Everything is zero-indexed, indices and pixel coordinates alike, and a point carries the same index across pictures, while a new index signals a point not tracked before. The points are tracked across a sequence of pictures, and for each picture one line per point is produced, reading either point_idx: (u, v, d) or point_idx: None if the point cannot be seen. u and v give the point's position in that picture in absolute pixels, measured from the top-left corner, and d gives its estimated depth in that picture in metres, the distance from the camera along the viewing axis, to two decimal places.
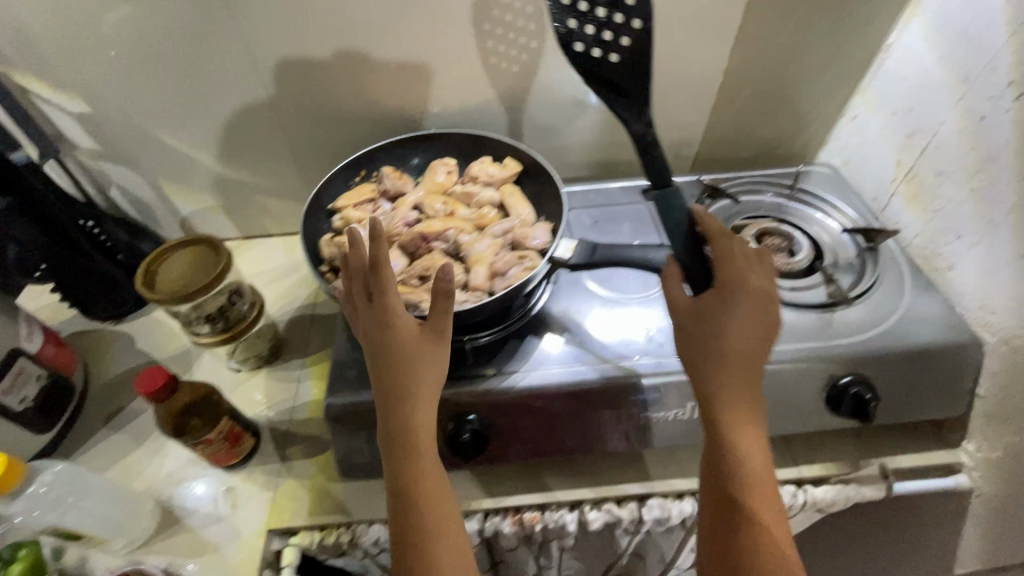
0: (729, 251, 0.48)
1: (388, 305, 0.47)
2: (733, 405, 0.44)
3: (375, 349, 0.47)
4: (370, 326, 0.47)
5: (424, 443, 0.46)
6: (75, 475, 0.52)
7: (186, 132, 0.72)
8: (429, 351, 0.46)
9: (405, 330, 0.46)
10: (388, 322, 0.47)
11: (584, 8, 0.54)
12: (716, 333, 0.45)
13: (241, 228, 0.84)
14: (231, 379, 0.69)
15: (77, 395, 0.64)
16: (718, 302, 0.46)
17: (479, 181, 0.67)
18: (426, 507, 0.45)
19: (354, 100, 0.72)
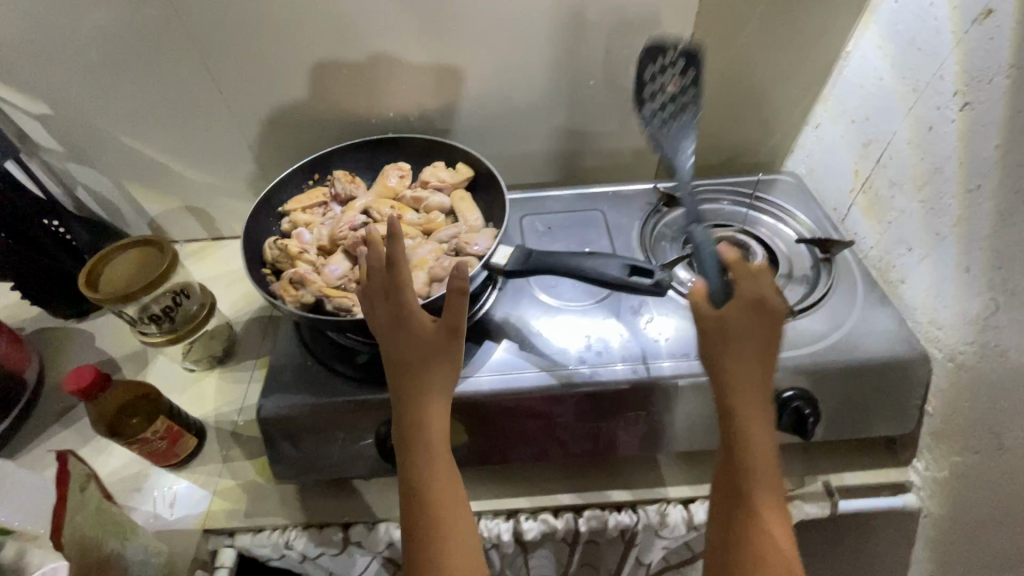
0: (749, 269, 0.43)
1: (406, 302, 0.45)
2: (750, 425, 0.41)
3: (391, 346, 0.45)
4: (386, 322, 0.45)
5: (435, 444, 0.45)
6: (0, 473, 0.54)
7: (148, 134, 0.73)
8: (448, 350, 0.45)
9: (422, 329, 0.45)
10: (406, 319, 0.45)
11: (665, 72, 0.64)
12: (744, 355, 0.41)
13: (208, 229, 0.85)
14: (182, 378, 0.69)
15: (26, 392, 0.65)
16: (752, 325, 0.42)
17: (430, 185, 0.67)
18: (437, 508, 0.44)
19: (311, 104, 0.72)
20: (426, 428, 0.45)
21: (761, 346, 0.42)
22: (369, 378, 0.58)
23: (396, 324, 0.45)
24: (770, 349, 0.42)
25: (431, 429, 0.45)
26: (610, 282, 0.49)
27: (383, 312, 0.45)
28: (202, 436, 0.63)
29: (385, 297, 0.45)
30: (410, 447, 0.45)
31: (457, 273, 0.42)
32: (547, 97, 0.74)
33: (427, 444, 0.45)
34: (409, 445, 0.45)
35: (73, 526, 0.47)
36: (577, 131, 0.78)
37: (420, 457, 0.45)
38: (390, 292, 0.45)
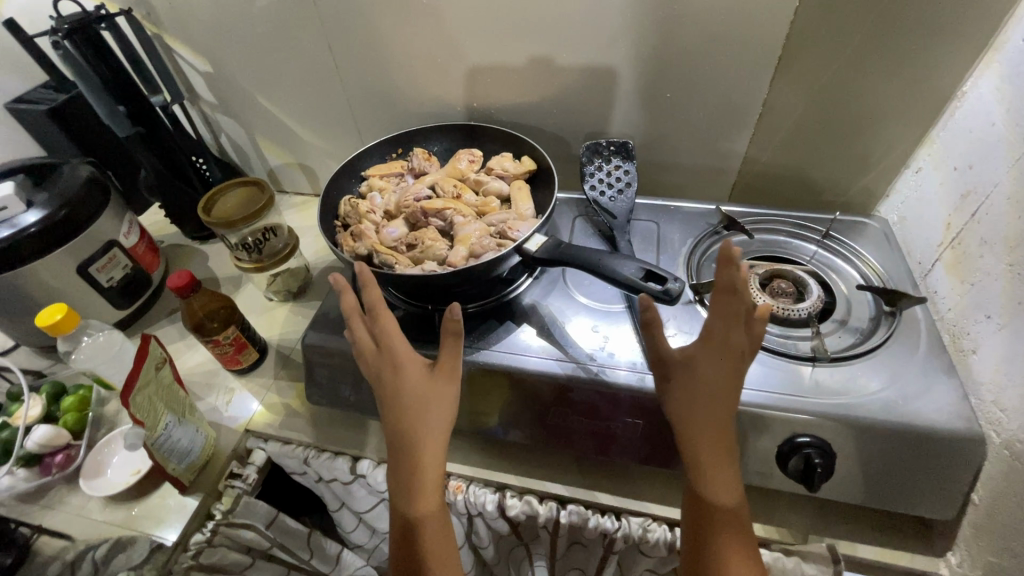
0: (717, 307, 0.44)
1: (399, 352, 0.48)
2: (712, 445, 0.45)
3: (387, 396, 0.48)
4: (381, 374, 0.48)
5: (426, 487, 0.47)
6: (113, 342, 0.69)
7: (278, 98, 0.87)
8: (444, 395, 0.48)
9: (415, 376, 0.48)
10: (399, 368, 0.48)
11: (600, 163, 0.73)
12: (710, 378, 0.46)
13: (313, 185, 0.98)
14: (263, 304, 0.81)
15: (149, 287, 0.81)
16: (711, 355, 0.46)
17: (494, 172, 0.72)
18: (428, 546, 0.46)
19: (408, 89, 0.80)
20: (419, 472, 0.47)
21: (726, 369, 0.45)
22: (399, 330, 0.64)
23: (392, 375, 0.48)
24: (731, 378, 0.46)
25: (426, 475, 0.47)
26: (622, 283, 0.51)
27: (374, 363, 0.49)
28: (263, 353, 0.74)
29: (378, 348, 0.49)
30: (406, 493, 0.47)
31: (450, 316, 0.46)
32: (624, 105, 0.75)
33: (419, 491, 0.47)
34: (401, 488, 0.47)
35: (152, 396, 0.57)
36: (650, 142, 0.78)
37: (410, 501, 0.47)
38: (383, 343, 0.49)
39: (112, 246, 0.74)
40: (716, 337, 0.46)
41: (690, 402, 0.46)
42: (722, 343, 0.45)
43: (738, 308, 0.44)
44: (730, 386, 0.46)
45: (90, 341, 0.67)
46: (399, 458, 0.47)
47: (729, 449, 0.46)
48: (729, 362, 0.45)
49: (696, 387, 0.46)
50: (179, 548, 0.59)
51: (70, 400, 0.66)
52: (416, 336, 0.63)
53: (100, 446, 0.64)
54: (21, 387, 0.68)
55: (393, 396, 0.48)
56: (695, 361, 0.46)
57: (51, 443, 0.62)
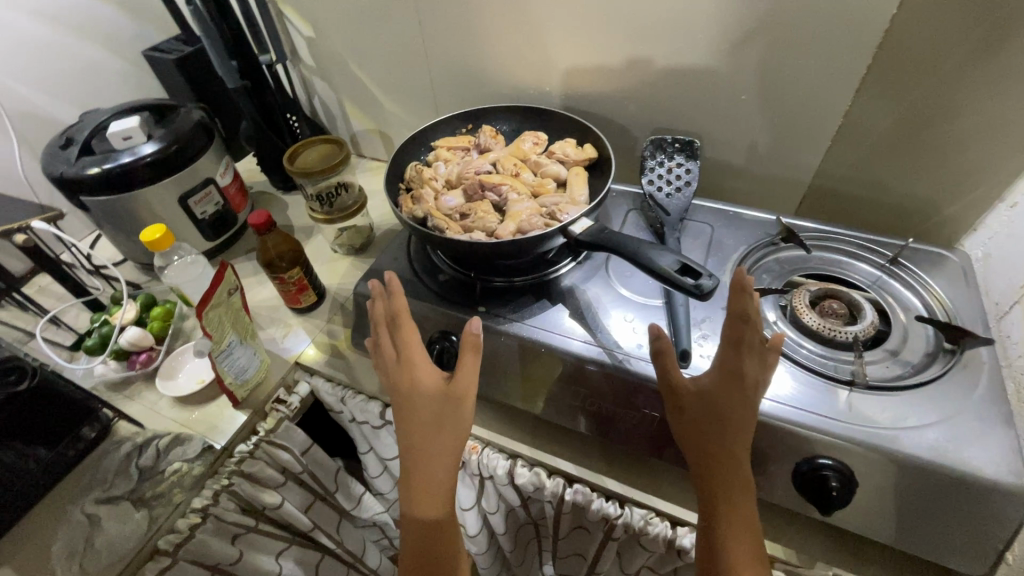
0: (734, 337, 0.47)
1: (416, 361, 0.52)
2: (724, 493, 0.45)
3: (401, 403, 0.50)
4: (399, 383, 0.51)
5: (440, 492, 0.49)
6: (196, 265, 0.77)
7: (368, 67, 0.93)
8: (459, 409, 0.50)
9: (432, 386, 0.51)
10: (415, 378, 0.51)
11: (662, 159, 0.73)
12: (719, 422, 0.46)
13: (388, 152, 1.05)
14: (328, 254, 0.88)
15: (236, 225, 0.91)
16: (727, 391, 0.46)
17: (555, 156, 0.73)
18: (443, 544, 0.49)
19: (486, 68, 0.83)
20: (433, 478, 0.49)
21: (739, 405, 0.46)
22: (441, 292, 0.68)
23: (409, 384, 0.51)
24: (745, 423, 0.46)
25: (440, 480, 0.49)
26: (657, 274, 0.52)
27: (393, 371, 0.52)
28: (321, 297, 0.81)
29: (398, 356, 0.52)
30: (421, 496, 0.49)
31: (471, 329, 0.49)
32: (696, 103, 0.74)
33: (432, 492, 0.49)
34: (414, 490, 0.49)
35: (223, 317, 0.65)
36: (719, 144, 0.77)
37: (425, 504, 0.49)
38: (402, 351, 0.52)
39: (209, 183, 0.83)
40: (732, 372, 0.47)
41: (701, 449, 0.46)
42: (738, 374, 0.47)
43: (749, 337, 0.47)
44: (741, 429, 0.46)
45: (175, 261, 0.76)
46: (412, 462, 0.49)
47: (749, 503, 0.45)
48: (741, 400, 0.46)
49: (712, 433, 0.46)
50: (224, 454, 0.67)
51: (156, 310, 0.76)
52: (456, 301, 0.67)
53: (176, 354, 0.74)
54: (122, 293, 0.79)
55: (410, 402, 0.50)
56: (713, 405, 0.47)
57: (139, 343, 0.72)
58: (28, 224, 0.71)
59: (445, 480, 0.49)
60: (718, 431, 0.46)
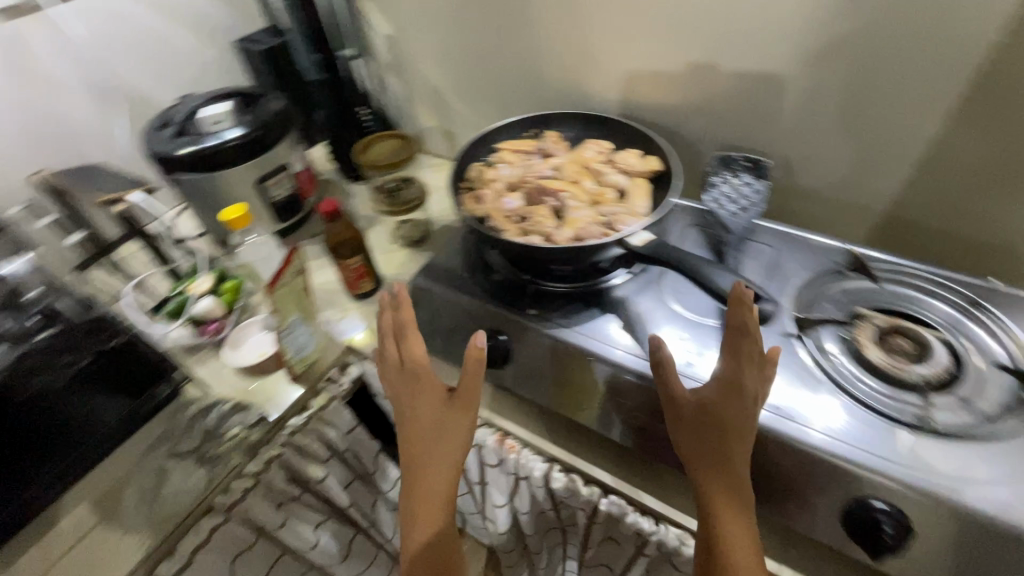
0: (734, 349, 0.52)
1: (420, 370, 0.59)
2: (726, 505, 0.48)
3: (405, 406, 0.58)
4: (405, 388, 0.59)
5: (436, 486, 0.56)
6: (268, 247, 0.86)
7: (440, 65, 0.96)
8: (456, 413, 0.57)
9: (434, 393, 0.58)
10: (421, 384, 0.59)
11: (727, 176, 0.71)
12: (717, 438, 0.50)
13: (450, 149, 1.07)
14: (386, 244, 0.91)
15: (304, 210, 0.96)
16: (727, 400, 0.51)
17: (617, 166, 0.73)
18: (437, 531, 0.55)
19: (555, 72, 0.84)
20: (431, 472, 0.56)
21: (738, 416, 0.50)
22: (493, 292, 0.69)
23: (414, 390, 0.59)
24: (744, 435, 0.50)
25: (435, 476, 0.56)
26: (719, 295, 0.56)
27: (399, 377, 0.60)
28: (378, 285, 0.84)
29: (403, 365, 0.60)
30: (418, 488, 0.56)
31: (473, 343, 0.56)
32: (769, 121, 0.72)
33: (430, 482, 0.56)
34: (424, 484, 0.56)
35: (287, 296, 0.69)
36: (789, 164, 0.74)
37: (417, 499, 0.56)
38: (409, 360, 0.60)
39: (283, 169, 0.88)
40: (734, 382, 0.51)
41: (699, 464, 0.50)
42: (736, 385, 0.51)
43: (748, 349, 0.52)
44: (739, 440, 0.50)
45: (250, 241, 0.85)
46: (412, 457, 0.57)
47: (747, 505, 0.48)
48: (738, 411, 0.50)
49: (712, 443, 0.50)
50: (278, 425, 0.71)
51: (229, 284, 0.81)
52: (507, 301, 0.68)
53: (242, 327, 0.79)
54: (202, 263, 0.85)
55: (415, 404, 0.58)
56: (713, 414, 0.50)
57: (210, 313, 0.77)
58: (126, 196, 0.80)
59: (446, 472, 0.56)
60: (714, 442, 0.50)
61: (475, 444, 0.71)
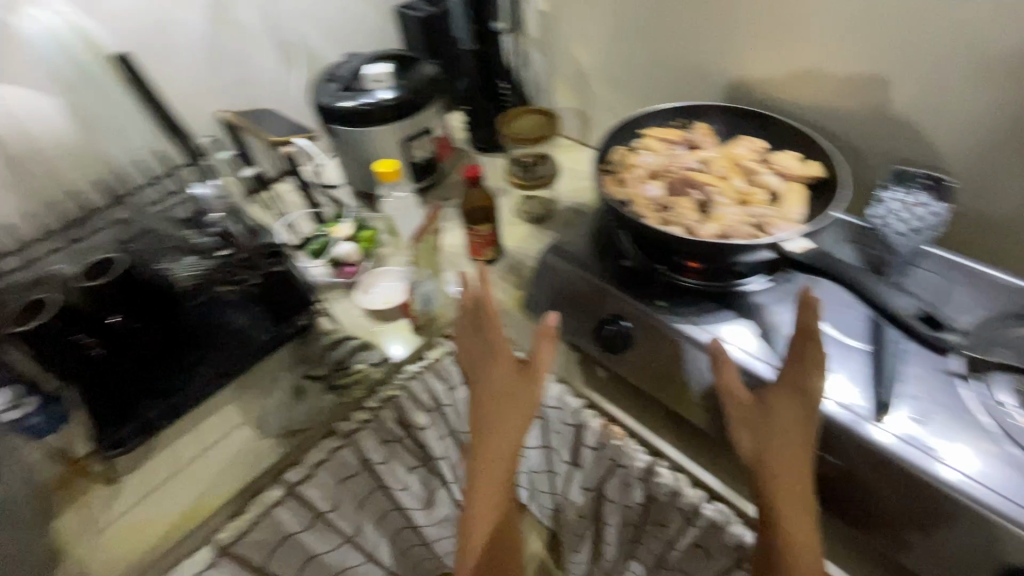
0: (797, 354, 0.53)
1: (496, 343, 0.65)
2: (788, 509, 0.50)
3: (480, 374, 0.64)
4: (481, 357, 0.65)
5: (501, 450, 0.61)
6: (406, 204, 0.85)
7: (591, 46, 0.95)
8: (526, 383, 0.63)
9: (508, 365, 0.64)
10: (496, 356, 0.64)
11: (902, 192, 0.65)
12: (774, 436, 0.52)
13: (581, 132, 1.07)
14: (509, 217, 0.94)
15: (436, 175, 1.00)
16: (786, 401, 0.53)
17: (772, 167, 0.69)
18: (500, 487, 0.62)
19: (716, 63, 0.81)
20: (498, 436, 0.61)
21: (798, 419, 0.52)
22: (620, 277, 0.69)
23: (489, 360, 0.64)
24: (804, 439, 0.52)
25: (502, 440, 0.61)
26: (890, 316, 0.51)
27: (477, 346, 0.66)
28: (499, 256, 0.86)
29: (482, 336, 0.65)
30: (482, 449, 0.62)
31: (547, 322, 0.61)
32: (961, 138, 0.65)
33: (495, 446, 0.61)
34: (493, 435, 0.62)
35: None
36: (974, 189, 0.67)
37: (483, 460, 0.61)
38: (487, 333, 0.65)
39: (425, 133, 0.93)
40: (798, 387, 0.53)
41: (759, 464, 0.52)
42: (801, 386, 0.53)
43: (813, 352, 0.53)
44: (802, 442, 0.52)
45: (390, 199, 0.83)
46: (481, 420, 0.63)
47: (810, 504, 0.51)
48: (798, 411, 0.52)
49: (769, 443, 0.52)
50: (396, 367, 0.77)
51: (366, 232, 0.88)
52: (633, 288, 0.67)
53: (372, 274, 0.86)
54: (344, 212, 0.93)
55: (488, 372, 0.64)
56: (773, 418, 0.53)
57: (348, 257, 0.84)
58: (292, 140, 0.86)
59: (512, 440, 0.61)
60: (778, 444, 0.52)
61: (577, 424, 0.72)
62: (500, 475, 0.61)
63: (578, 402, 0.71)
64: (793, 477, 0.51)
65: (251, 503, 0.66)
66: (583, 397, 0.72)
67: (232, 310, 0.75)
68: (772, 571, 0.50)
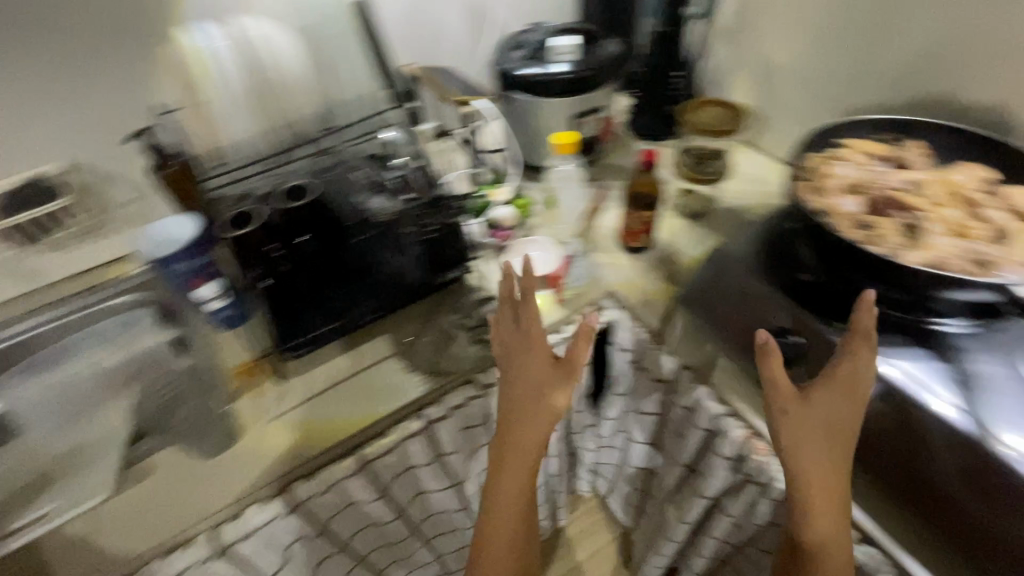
0: (854, 350, 0.56)
1: (535, 335, 0.63)
2: (817, 496, 0.54)
3: (509, 367, 0.63)
4: (517, 349, 0.63)
5: (526, 449, 0.62)
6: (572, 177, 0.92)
7: (791, 44, 0.91)
8: (560, 384, 0.62)
9: (542, 360, 0.62)
10: (530, 351, 0.63)
11: None
12: (821, 434, 0.55)
13: (750, 133, 1.03)
14: (663, 208, 0.91)
15: (592, 155, 1.00)
16: (832, 396, 0.55)
17: (1001, 201, 0.62)
18: (521, 480, 0.63)
19: (945, 79, 0.75)
20: (525, 435, 0.61)
21: (846, 414, 0.55)
22: (794, 288, 0.67)
23: (522, 354, 0.63)
24: (841, 433, 0.55)
25: (529, 440, 0.61)
26: None
27: (512, 338, 0.64)
28: (649, 246, 0.85)
29: (519, 328, 0.64)
30: (507, 442, 0.62)
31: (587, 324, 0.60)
32: None
33: (520, 443, 0.61)
34: (509, 467, 0.62)
35: None
36: None
37: (507, 455, 0.62)
38: (526, 324, 0.63)
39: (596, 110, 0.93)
40: (843, 384, 0.56)
41: (793, 457, 0.55)
42: (854, 385, 0.56)
43: (866, 351, 0.56)
44: (840, 444, 0.55)
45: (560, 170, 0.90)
46: (507, 414, 0.62)
47: (837, 492, 0.55)
48: (844, 408, 0.55)
49: (815, 442, 0.54)
50: None
51: (521, 202, 0.91)
52: (809, 303, 0.65)
53: (521, 242, 0.88)
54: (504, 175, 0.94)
55: (518, 366, 0.63)
56: (816, 412, 0.55)
57: (504, 221, 0.88)
58: (474, 100, 0.89)
59: (538, 439, 0.61)
60: (819, 439, 0.55)
61: (712, 431, 0.70)
62: (513, 490, 0.63)
63: (720, 408, 0.69)
64: (829, 472, 0.54)
65: (396, 426, 0.73)
66: (726, 403, 0.69)
67: (391, 253, 0.82)
68: (795, 541, 0.57)
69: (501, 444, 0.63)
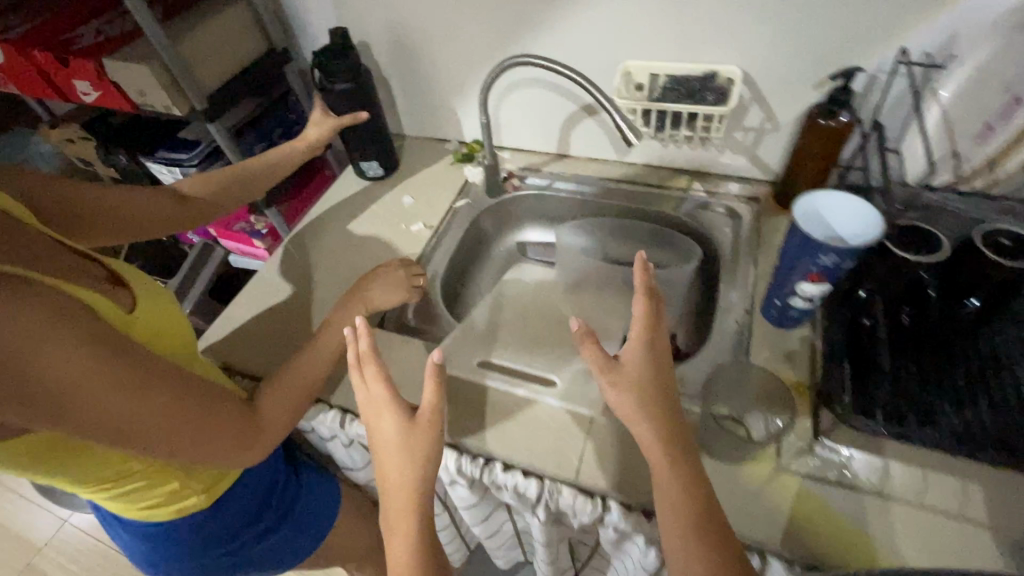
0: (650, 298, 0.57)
1: (384, 396, 0.59)
2: (655, 450, 0.53)
3: (373, 427, 0.61)
4: (375, 411, 0.60)
5: (399, 499, 0.57)
6: None
7: None
8: (422, 434, 0.58)
9: (395, 419, 0.58)
10: (386, 410, 0.59)
11: None
12: (648, 387, 0.55)
13: None
14: None
15: None
16: (643, 351, 0.56)
17: None
18: (399, 535, 0.57)
19: None
20: (393, 489, 0.57)
21: (649, 368, 0.56)
22: None
23: (380, 416, 0.59)
24: (654, 370, 0.56)
25: (395, 492, 0.57)
26: None
27: (370, 407, 0.60)
28: None
29: (372, 398, 0.60)
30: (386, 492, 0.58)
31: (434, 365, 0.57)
32: None
33: (401, 496, 0.57)
34: (394, 518, 0.57)
35: None
36: None
37: (388, 509, 0.58)
38: (376, 392, 0.60)
39: None
40: (646, 334, 0.57)
41: (627, 413, 0.55)
42: (654, 327, 0.57)
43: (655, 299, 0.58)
44: (660, 392, 0.55)
45: None
46: (382, 473, 0.58)
47: (674, 434, 0.53)
48: (649, 358, 0.56)
49: (636, 397, 0.54)
50: None
51: None
52: None
53: None
54: None
55: (380, 422, 0.59)
56: (626, 360, 0.56)
57: None
58: None
59: (412, 483, 0.57)
60: (634, 386, 0.55)
61: None
62: (401, 544, 0.56)
63: None
64: (657, 442, 0.53)
65: None
66: None
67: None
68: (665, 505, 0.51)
69: (388, 503, 0.58)
